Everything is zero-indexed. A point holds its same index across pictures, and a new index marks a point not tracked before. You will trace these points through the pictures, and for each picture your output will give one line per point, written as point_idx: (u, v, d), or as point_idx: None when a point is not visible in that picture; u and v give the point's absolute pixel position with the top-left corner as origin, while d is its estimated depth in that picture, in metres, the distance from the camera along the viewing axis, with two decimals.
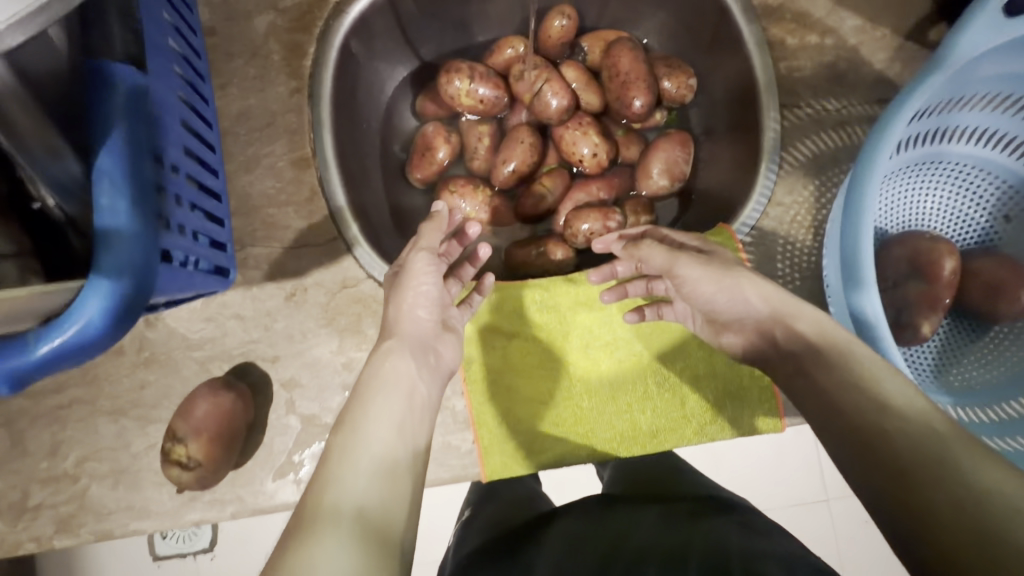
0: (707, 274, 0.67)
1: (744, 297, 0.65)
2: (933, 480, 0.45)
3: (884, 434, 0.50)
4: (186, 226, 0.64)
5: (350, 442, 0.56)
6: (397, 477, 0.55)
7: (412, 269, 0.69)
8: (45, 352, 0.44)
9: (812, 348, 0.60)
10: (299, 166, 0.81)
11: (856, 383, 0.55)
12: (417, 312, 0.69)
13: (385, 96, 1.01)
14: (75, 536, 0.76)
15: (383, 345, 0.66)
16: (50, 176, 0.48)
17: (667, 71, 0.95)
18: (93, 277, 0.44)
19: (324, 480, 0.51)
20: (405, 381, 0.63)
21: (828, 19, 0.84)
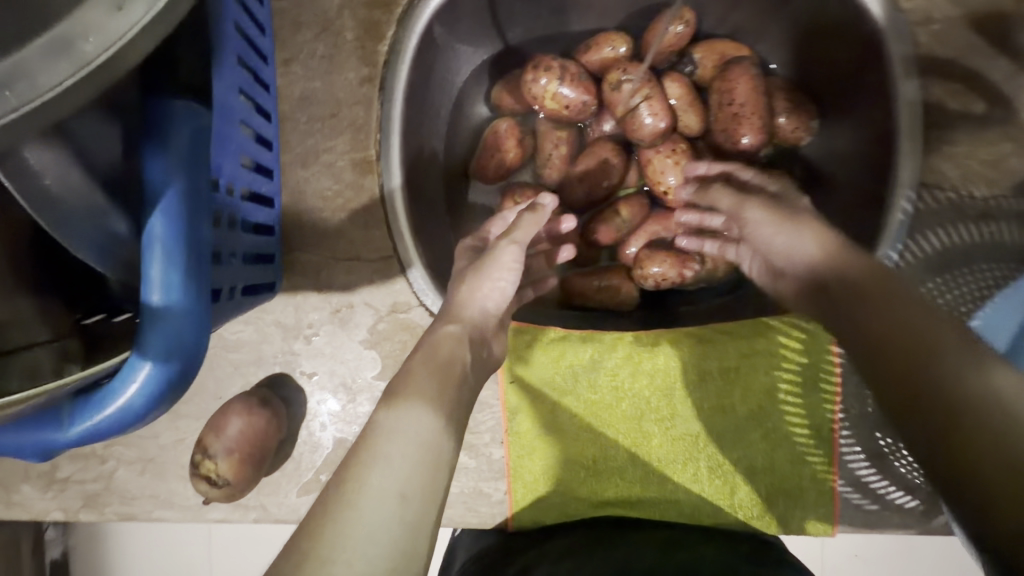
0: (768, 217, 0.64)
1: (801, 243, 0.60)
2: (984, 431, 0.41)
3: (933, 371, 0.45)
4: (237, 250, 0.57)
5: (381, 425, 0.51)
6: (435, 453, 0.51)
7: (498, 259, 0.67)
8: (85, 431, 0.39)
9: (859, 282, 0.54)
10: (360, 169, 0.72)
11: (905, 321, 0.49)
12: (486, 303, 0.66)
13: (458, 81, 0.89)
14: (99, 513, 0.76)
15: (444, 327, 0.63)
16: (86, 243, 0.42)
17: (787, 106, 0.82)
18: (136, 358, 0.39)
19: (352, 467, 0.47)
20: (455, 368, 0.59)
21: (1005, 86, 0.70)
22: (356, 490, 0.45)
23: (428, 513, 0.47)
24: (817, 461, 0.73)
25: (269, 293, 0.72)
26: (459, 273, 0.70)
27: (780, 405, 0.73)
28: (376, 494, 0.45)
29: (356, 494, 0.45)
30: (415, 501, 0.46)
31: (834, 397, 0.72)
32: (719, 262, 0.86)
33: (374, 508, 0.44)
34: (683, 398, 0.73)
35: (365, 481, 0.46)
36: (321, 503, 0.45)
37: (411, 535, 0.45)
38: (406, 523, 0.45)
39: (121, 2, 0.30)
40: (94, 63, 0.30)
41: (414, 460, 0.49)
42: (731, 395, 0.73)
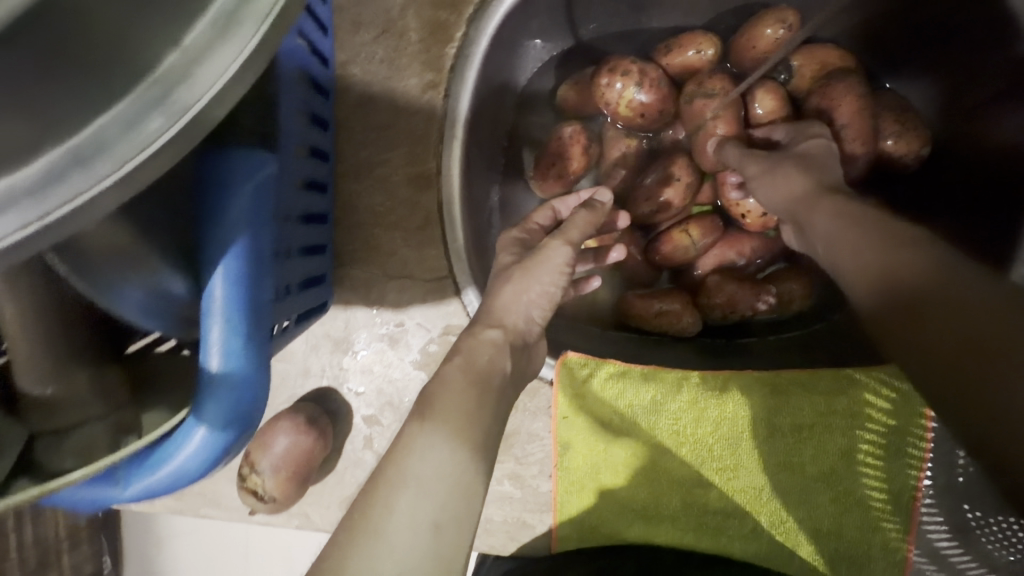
0: (763, 174, 0.65)
1: (791, 189, 0.62)
2: (968, 354, 0.43)
3: (919, 302, 0.47)
4: (289, 280, 0.54)
5: (413, 439, 0.49)
6: (474, 470, 0.49)
7: (543, 255, 0.64)
8: (146, 487, 0.37)
9: (835, 226, 0.56)
10: (417, 184, 0.68)
11: (878, 251, 0.51)
12: (530, 308, 0.63)
13: (522, 79, 0.82)
14: (151, 505, 0.78)
15: (482, 330, 0.60)
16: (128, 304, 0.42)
17: (895, 129, 0.73)
18: (191, 422, 0.36)
19: (380, 494, 0.45)
20: (494, 377, 0.56)
21: None
22: (387, 514, 0.43)
23: (462, 540, 0.45)
24: (893, 529, 0.67)
25: (320, 310, 0.69)
26: (499, 272, 0.66)
27: (858, 469, 0.67)
28: (406, 522, 0.43)
29: (386, 522, 0.43)
30: (449, 530, 0.45)
31: (921, 465, 0.65)
32: (794, 293, 0.80)
33: (405, 538, 0.43)
34: (749, 451, 0.68)
35: (395, 507, 0.44)
36: (347, 522, 0.44)
37: (447, 564, 0.44)
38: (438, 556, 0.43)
39: (213, 46, 0.27)
40: (184, 121, 0.27)
41: (450, 485, 0.47)
42: (801, 452, 0.67)
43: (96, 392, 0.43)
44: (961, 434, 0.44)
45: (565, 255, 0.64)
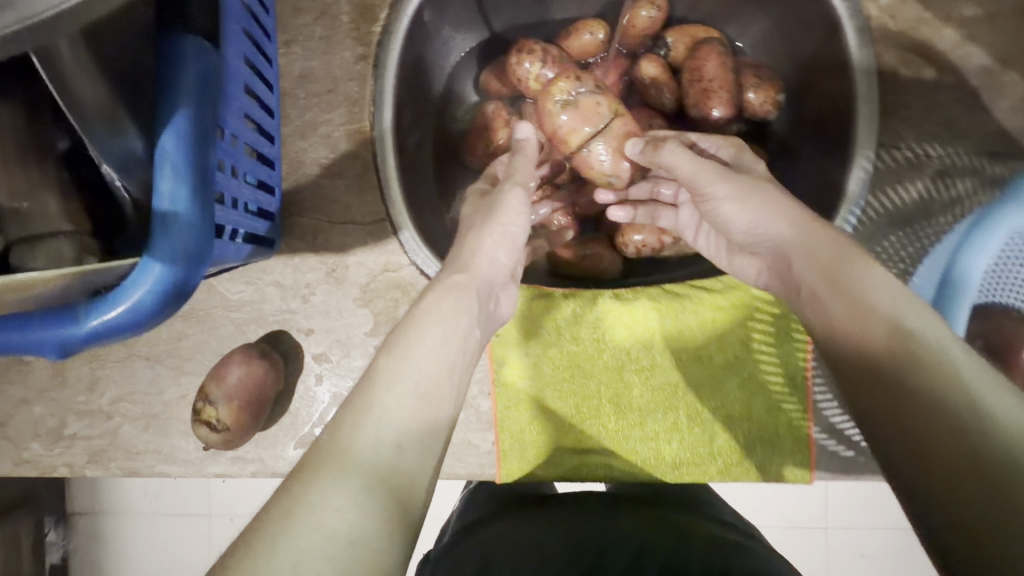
0: (737, 191, 0.62)
1: (768, 220, 0.60)
2: (925, 425, 0.45)
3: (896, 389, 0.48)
4: (239, 199, 0.63)
5: (380, 370, 0.55)
6: (439, 406, 0.56)
7: (504, 203, 0.69)
8: (95, 327, 0.44)
9: (820, 272, 0.56)
10: (354, 139, 0.78)
11: (874, 322, 0.51)
12: (495, 254, 0.68)
13: (447, 65, 0.95)
14: (105, 468, 0.80)
15: (451, 277, 0.64)
16: (108, 152, 0.50)
17: (755, 82, 0.87)
18: (148, 260, 0.43)
19: (347, 419, 0.52)
20: (462, 319, 0.61)
21: (953, 53, 0.74)
22: (354, 430, 0.51)
23: (423, 463, 0.53)
24: (792, 408, 0.76)
25: (270, 254, 0.76)
26: (465, 219, 0.72)
27: (757, 357, 0.77)
28: (372, 441, 0.51)
29: (353, 437, 0.50)
30: (411, 451, 0.52)
31: (806, 346, 0.76)
32: None
33: (370, 455, 0.50)
34: (663, 351, 0.77)
35: (360, 427, 0.51)
36: (324, 432, 0.51)
37: (409, 482, 0.51)
38: (399, 469, 0.50)
39: None
40: None
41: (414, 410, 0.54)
42: (707, 346, 0.77)
43: (64, 214, 0.54)
44: (916, 501, 0.44)
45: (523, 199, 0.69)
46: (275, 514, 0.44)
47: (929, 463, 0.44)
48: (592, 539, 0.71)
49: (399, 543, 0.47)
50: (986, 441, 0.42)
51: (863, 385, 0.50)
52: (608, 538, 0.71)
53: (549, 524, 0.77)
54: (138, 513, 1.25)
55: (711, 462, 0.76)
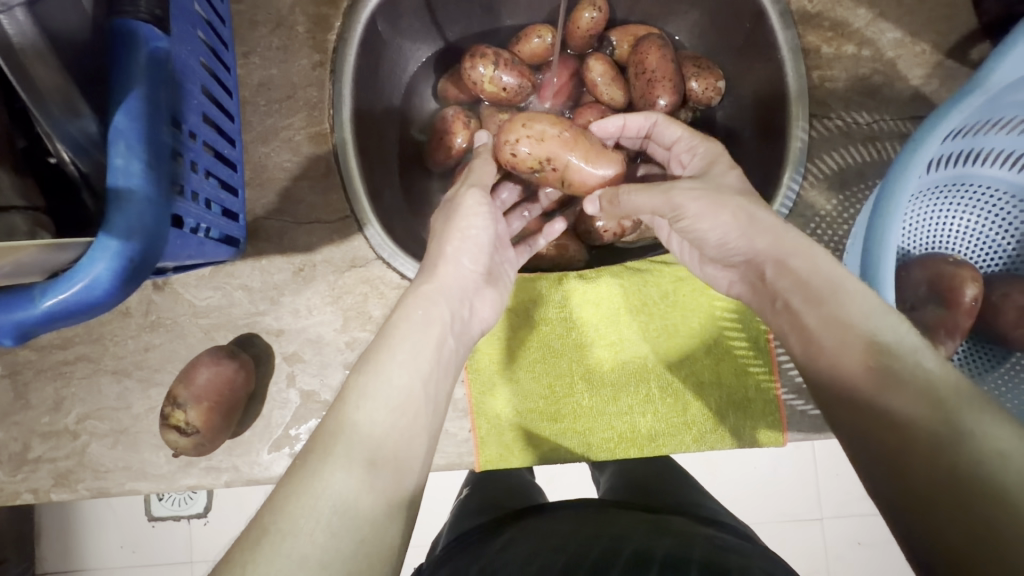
0: (706, 208, 0.59)
1: (738, 237, 0.59)
2: (903, 446, 0.46)
3: (872, 410, 0.49)
4: (200, 193, 0.65)
5: (351, 391, 0.56)
6: (414, 420, 0.56)
7: (464, 206, 0.67)
8: (52, 308, 0.44)
9: (796, 281, 0.56)
10: (316, 142, 0.81)
11: (852, 340, 0.51)
12: (462, 259, 0.67)
13: (406, 74, 0.98)
14: (72, 490, 0.77)
15: (420, 288, 0.64)
16: (62, 134, 0.49)
17: (696, 71, 0.92)
18: (103, 238, 0.44)
19: (316, 447, 0.52)
20: (433, 329, 0.61)
21: (867, 30, 0.82)
22: (323, 455, 0.51)
23: (396, 482, 0.53)
24: (759, 371, 0.78)
25: (235, 257, 0.77)
26: (439, 211, 0.71)
27: (720, 323, 0.79)
28: (342, 464, 0.51)
29: (322, 463, 0.50)
30: (385, 470, 0.52)
31: None
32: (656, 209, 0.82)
33: (339, 479, 0.50)
34: (630, 325, 0.79)
35: (329, 452, 0.51)
36: (304, 454, 0.52)
37: (381, 503, 0.50)
38: (375, 492, 0.50)
39: None
40: None
41: (393, 421, 0.55)
42: (671, 318, 0.79)
43: (18, 191, 0.48)
44: (901, 518, 0.46)
45: (481, 201, 0.68)
46: (244, 548, 0.45)
47: (906, 477, 0.46)
48: (595, 543, 0.69)
49: (374, 564, 0.48)
50: (959, 454, 0.44)
51: (841, 398, 0.51)
52: (588, 547, 0.68)
53: (544, 533, 0.75)
54: (118, 567, 1.20)
55: (684, 432, 0.78)
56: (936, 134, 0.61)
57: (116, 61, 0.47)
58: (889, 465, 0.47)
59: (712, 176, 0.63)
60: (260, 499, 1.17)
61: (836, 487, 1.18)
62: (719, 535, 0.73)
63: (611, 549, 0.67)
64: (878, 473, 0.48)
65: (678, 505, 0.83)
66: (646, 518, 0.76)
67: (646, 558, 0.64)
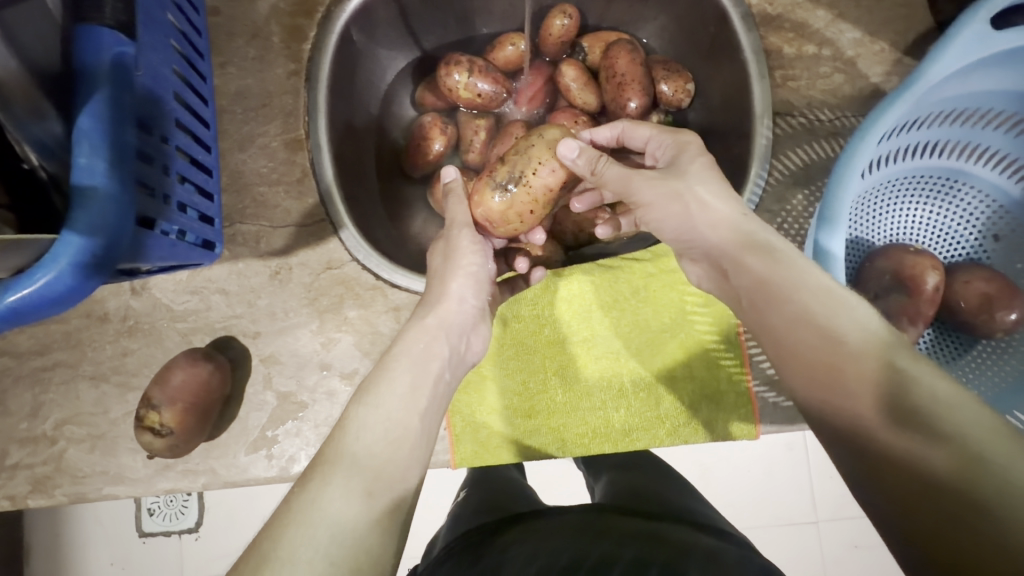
0: (659, 196, 0.63)
1: (692, 224, 0.62)
2: (891, 454, 0.45)
3: (854, 417, 0.48)
4: (175, 198, 0.67)
5: (350, 423, 0.57)
6: (411, 451, 0.57)
7: (459, 246, 0.70)
8: (14, 304, 0.44)
9: (757, 282, 0.56)
10: (292, 147, 0.83)
11: (824, 344, 0.50)
12: (463, 294, 0.69)
13: (384, 83, 1.00)
14: (49, 496, 0.78)
15: (423, 320, 0.66)
16: (29, 136, 0.52)
17: (665, 74, 0.94)
18: (65, 234, 0.45)
19: (316, 473, 0.52)
20: (432, 363, 0.63)
21: (827, 30, 0.84)
22: (319, 488, 0.51)
23: (395, 510, 0.52)
24: (731, 363, 0.78)
25: (212, 261, 0.78)
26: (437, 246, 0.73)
27: (692, 317, 0.80)
28: (340, 493, 0.51)
29: (319, 494, 0.50)
30: (381, 498, 0.52)
31: None
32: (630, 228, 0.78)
33: (337, 505, 0.50)
34: (602, 321, 0.80)
35: (328, 480, 0.52)
36: (294, 491, 0.51)
37: (379, 534, 0.50)
38: (373, 518, 0.50)
39: None
40: None
41: (390, 453, 0.55)
42: (642, 312, 0.80)
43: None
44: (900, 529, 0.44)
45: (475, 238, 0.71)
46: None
47: (888, 473, 0.45)
48: (591, 550, 0.68)
49: None
50: (948, 455, 0.43)
51: (819, 402, 0.50)
52: (588, 550, 0.68)
53: (547, 534, 0.75)
54: None
55: (658, 427, 0.78)
56: (884, 124, 0.63)
57: (80, 65, 0.49)
58: (871, 460, 0.46)
59: (680, 166, 0.64)
60: (250, 515, 1.17)
61: (828, 489, 1.18)
62: (717, 542, 0.73)
63: (608, 558, 0.66)
64: (857, 468, 0.47)
65: (677, 512, 0.83)
66: (644, 522, 0.76)
67: (645, 564, 0.65)
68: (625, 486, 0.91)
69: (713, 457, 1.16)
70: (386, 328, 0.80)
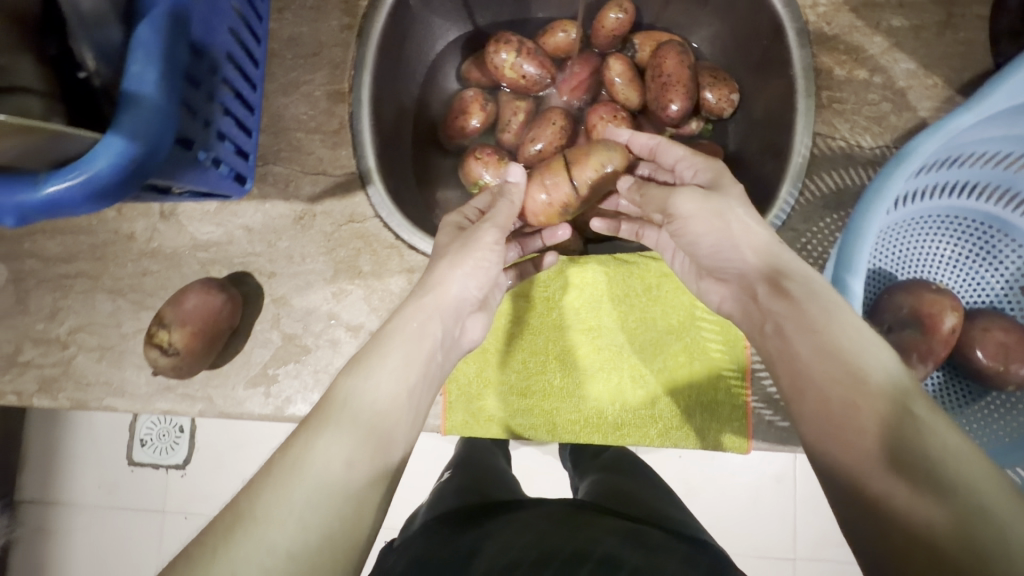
0: (700, 211, 0.63)
1: (731, 243, 0.62)
2: (890, 496, 0.44)
3: (862, 455, 0.47)
4: (215, 126, 0.69)
5: (338, 394, 0.57)
6: (394, 427, 0.58)
7: (478, 239, 0.68)
8: (52, 196, 0.46)
9: (786, 309, 0.57)
10: (333, 99, 0.84)
11: (843, 378, 0.50)
12: (468, 284, 0.68)
13: (432, 53, 1.01)
14: (53, 398, 0.80)
15: (419, 300, 0.65)
16: (91, 41, 0.54)
17: (711, 82, 0.94)
18: (109, 135, 0.47)
19: (299, 439, 0.53)
20: (424, 342, 0.63)
21: (882, 57, 0.83)
22: (301, 453, 0.52)
23: (374, 480, 0.53)
24: (731, 375, 0.78)
25: (240, 195, 0.80)
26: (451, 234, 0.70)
27: (701, 324, 0.80)
28: (321, 460, 0.51)
29: (300, 457, 0.51)
30: (361, 468, 0.53)
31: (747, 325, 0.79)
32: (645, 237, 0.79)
33: (316, 471, 0.51)
34: (610, 313, 0.80)
35: (310, 446, 0.52)
36: (278, 455, 0.52)
37: (355, 503, 0.51)
38: (349, 488, 0.51)
39: None
40: None
41: (373, 427, 0.56)
42: (652, 311, 0.80)
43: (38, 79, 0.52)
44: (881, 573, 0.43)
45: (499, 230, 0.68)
46: (213, 535, 0.46)
47: (884, 515, 0.44)
48: (566, 546, 0.68)
49: (341, 552, 0.48)
50: (946, 506, 0.42)
51: (828, 433, 0.50)
52: (563, 545, 0.69)
53: (527, 526, 0.75)
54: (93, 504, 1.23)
55: (650, 426, 0.78)
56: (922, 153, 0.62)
57: None
58: (868, 499, 0.46)
59: (723, 189, 0.64)
60: (237, 459, 1.19)
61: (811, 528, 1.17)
62: (694, 554, 0.72)
63: (580, 554, 0.66)
64: (849, 503, 0.47)
65: (656, 517, 0.83)
66: (624, 524, 0.76)
67: (615, 564, 0.64)
68: (610, 485, 0.91)
69: (699, 475, 1.15)
70: (397, 288, 0.81)
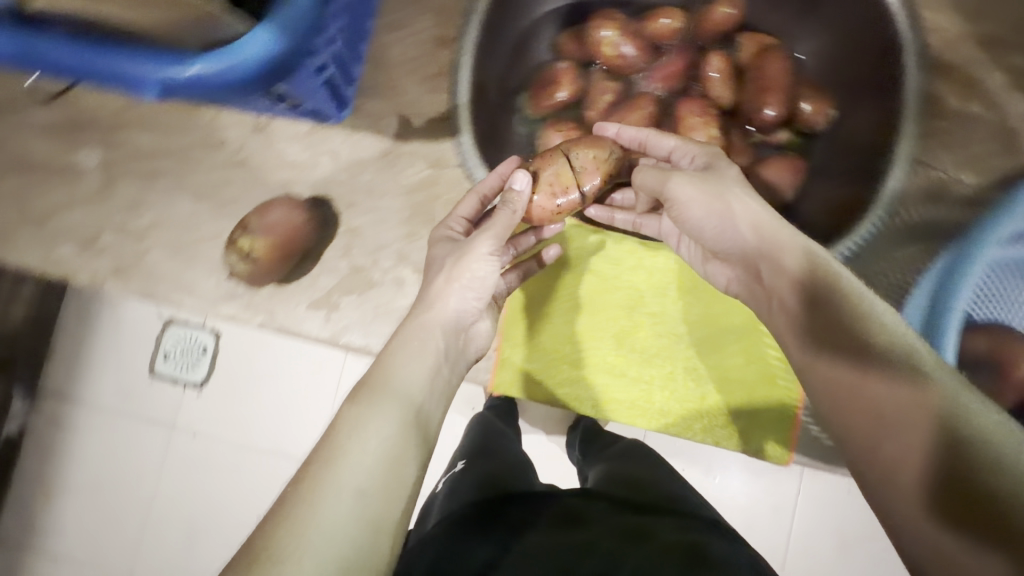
0: (699, 194, 0.59)
1: (732, 225, 0.58)
2: (885, 453, 0.44)
3: (867, 417, 0.46)
4: (329, 36, 0.71)
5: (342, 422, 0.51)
6: (406, 456, 0.51)
7: (469, 250, 0.63)
8: (201, 70, 0.57)
9: (796, 280, 0.54)
10: (438, 43, 0.84)
11: (841, 340, 0.49)
12: (465, 295, 0.64)
13: (532, 17, 0.99)
14: (124, 285, 0.83)
15: (420, 317, 0.61)
16: None
17: (809, 94, 0.93)
18: (260, 30, 0.58)
19: (309, 471, 0.48)
20: (431, 358, 0.59)
21: (998, 95, 0.81)
22: (311, 489, 0.46)
23: (390, 508, 0.48)
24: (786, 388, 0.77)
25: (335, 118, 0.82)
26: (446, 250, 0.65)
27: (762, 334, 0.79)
28: (335, 495, 0.46)
29: (312, 498, 0.46)
30: (373, 500, 0.48)
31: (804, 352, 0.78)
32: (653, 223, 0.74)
33: (333, 508, 0.46)
34: (675, 303, 0.80)
35: (319, 483, 0.47)
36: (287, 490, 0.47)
37: (368, 541, 0.46)
38: (363, 520, 0.46)
39: None
40: None
41: (381, 460, 0.50)
42: (716, 309, 0.79)
43: None
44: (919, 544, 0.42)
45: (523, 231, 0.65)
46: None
47: (884, 474, 0.44)
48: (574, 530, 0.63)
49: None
50: (935, 448, 0.41)
51: (836, 401, 0.48)
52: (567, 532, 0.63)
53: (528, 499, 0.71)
54: None
55: (695, 420, 0.79)
56: None
57: None
58: (872, 463, 0.45)
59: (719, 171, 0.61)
60: None
61: None
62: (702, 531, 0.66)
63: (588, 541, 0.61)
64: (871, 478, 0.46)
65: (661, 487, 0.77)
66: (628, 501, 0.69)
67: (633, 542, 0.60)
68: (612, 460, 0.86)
69: None
70: None
